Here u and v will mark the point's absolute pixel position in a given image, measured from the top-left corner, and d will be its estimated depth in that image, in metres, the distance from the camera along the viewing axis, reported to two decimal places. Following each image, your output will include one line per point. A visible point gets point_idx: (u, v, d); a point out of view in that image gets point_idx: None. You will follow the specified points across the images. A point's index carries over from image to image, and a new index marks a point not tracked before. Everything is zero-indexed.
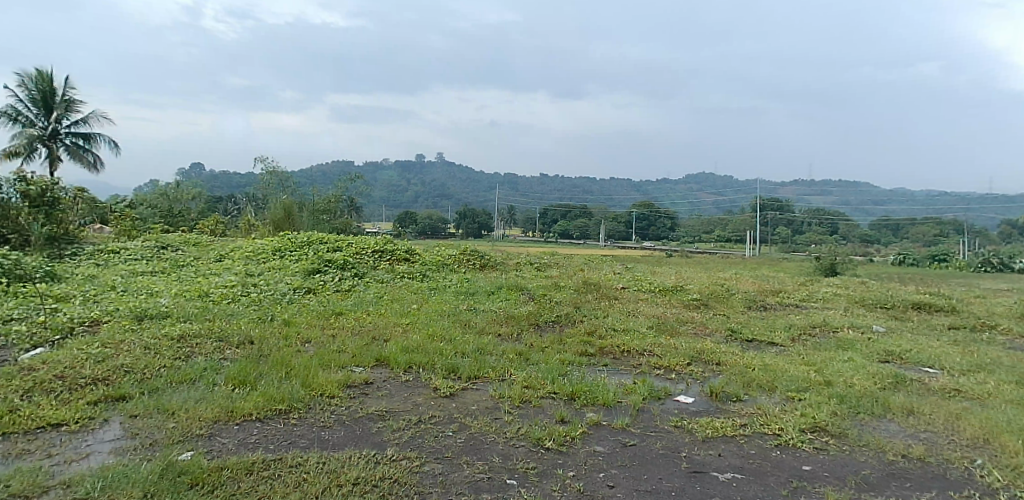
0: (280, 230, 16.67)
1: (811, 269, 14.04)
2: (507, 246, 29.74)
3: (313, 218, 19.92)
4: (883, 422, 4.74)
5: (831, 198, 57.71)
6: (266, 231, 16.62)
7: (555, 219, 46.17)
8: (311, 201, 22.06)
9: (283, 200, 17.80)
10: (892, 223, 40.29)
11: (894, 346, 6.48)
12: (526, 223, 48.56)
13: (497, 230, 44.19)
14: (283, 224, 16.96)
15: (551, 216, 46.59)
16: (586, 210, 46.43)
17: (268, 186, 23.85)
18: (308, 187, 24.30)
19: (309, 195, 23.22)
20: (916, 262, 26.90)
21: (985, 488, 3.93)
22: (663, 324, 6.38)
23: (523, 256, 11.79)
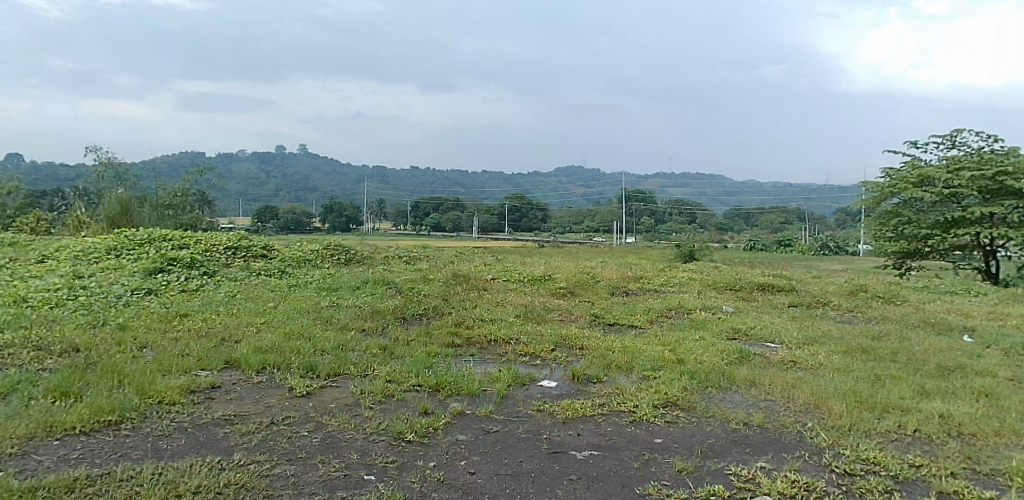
0: (116, 227, 15.35)
1: (670, 255, 14.90)
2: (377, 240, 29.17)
3: (155, 214, 18.52)
4: (728, 393, 5.14)
5: (692, 190, 61.65)
6: (100, 228, 15.21)
7: (427, 212, 45.97)
8: (154, 195, 20.50)
9: (120, 194, 16.38)
10: (744, 211, 43.79)
11: (740, 323, 7.03)
12: (397, 216, 47.83)
13: (366, 224, 43.30)
14: (120, 220, 15.64)
15: (420, 208, 46.23)
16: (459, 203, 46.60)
17: (101, 179, 21.84)
18: (152, 181, 22.53)
19: (153, 190, 21.55)
20: (764, 247, 29.38)
21: (813, 448, 4.42)
22: (530, 312, 6.52)
23: (391, 250, 11.59)
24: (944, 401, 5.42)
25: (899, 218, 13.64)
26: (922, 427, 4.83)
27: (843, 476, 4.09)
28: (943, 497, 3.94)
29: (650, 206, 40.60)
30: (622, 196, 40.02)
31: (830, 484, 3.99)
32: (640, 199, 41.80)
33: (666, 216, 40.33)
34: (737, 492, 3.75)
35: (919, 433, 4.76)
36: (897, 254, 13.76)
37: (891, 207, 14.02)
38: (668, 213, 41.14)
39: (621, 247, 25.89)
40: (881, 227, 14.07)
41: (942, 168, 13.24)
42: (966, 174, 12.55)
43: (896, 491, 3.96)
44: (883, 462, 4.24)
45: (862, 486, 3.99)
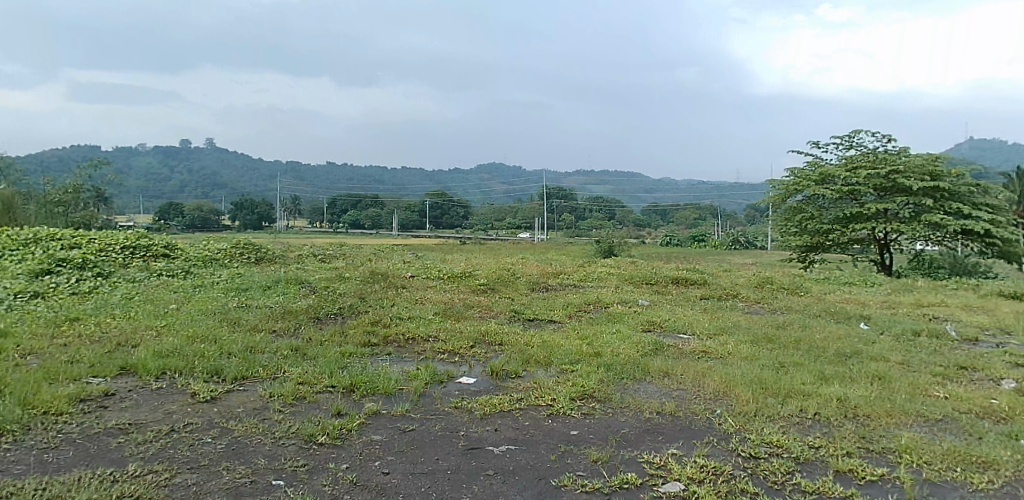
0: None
1: (590, 251, 15.21)
2: (294, 238, 28.33)
3: (43, 212, 17.31)
4: (642, 384, 5.28)
5: (611, 188, 63.11)
6: None
7: (345, 209, 45.03)
8: (42, 193, 19.16)
9: (3, 191, 15.21)
10: (660, 209, 45.29)
11: (655, 316, 7.24)
12: (314, 214, 46.57)
13: (280, 222, 41.97)
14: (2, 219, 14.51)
15: (338, 206, 45.13)
16: (379, 200, 45.90)
17: None
18: (40, 178, 21.06)
19: (41, 187, 20.13)
20: (679, 242, 30.46)
21: (721, 433, 4.60)
22: (450, 309, 6.49)
23: (306, 248, 11.28)
24: (842, 385, 5.77)
25: (803, 213, 14.45)
26: (821, 410, 5.12)
27: (748, 459, 4.29)
28: (838, 476, 4.20)
29: (570, 203, 41.36)
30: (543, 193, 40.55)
31: (736, 467, 4.17)
32: (561, 196, 42.48)
33: (586, 213, 41.17)
34: (650, 479, 3.87)
35: (819, 416, 5.04)
36: (801, 248, 14.57)
37: (795, 204, 14.84)
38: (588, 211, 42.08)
39: (541, 244, 26.20)
40: (787, 223, 14.86)
41: (841, 167, 14.13)
42: (862, 173, 13.44)
43: (796, 471, 4.18)
44: (785, 445, 4.48)
45: (765, 468, 4.19)
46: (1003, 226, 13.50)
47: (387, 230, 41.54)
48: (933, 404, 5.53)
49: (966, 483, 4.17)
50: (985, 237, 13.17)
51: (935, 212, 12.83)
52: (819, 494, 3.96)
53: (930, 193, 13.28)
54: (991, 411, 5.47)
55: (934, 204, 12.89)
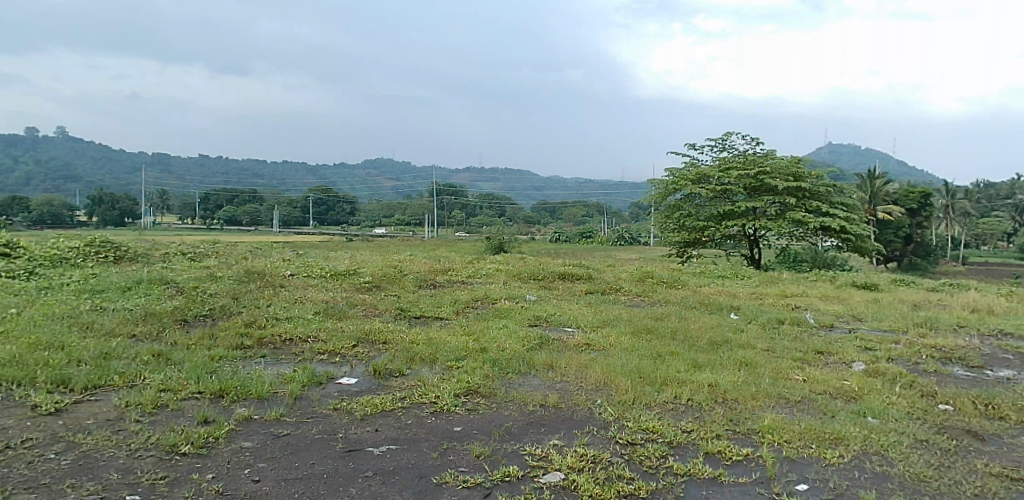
0: None
1: (480, 248, 15.26)
2: (164, 236, 26.47)
3: None
4: (527, 378, 5.36)
5: (503, 185, 63.67)
6: None
7: (220, 204, 42.61)
8: None
9: None
10: (549, 207, 46.40)
11: (542, 311, 7.37)
12: (187, 210, 43.74)
13: (146, 218, 39.05)
14: None
15: (214, 201, 42.62)
16: (259, 196, 43.84)
17: None
18: None
19: None
20: (568, 239, 31.25)
21: (600, 422, 4.76)
22: (332, 308, 6.28)
23: (174, 246, 10.55)
24: (714, 371, 6.14)
25: (682, 211, 15.25)
26: (694, 396, 5.42)
27: (625, 446, 4.45)
28: (708, 457, 4.45)
29: (461, 200, 41.46)
30: (433, 190, 40.34)
31: (614, 454, 4.32)
32: (451, 193, 42.45)
33: (476, 210, 41.43)
34: (530, 471, 3.93)
35: (691, 402, 5.33)
36: (680, 244, 15.38)
37: (675, 202, 15.62)
38: (478, 207, 42.34)
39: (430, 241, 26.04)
40: (667, 220, 15.62)
41: (716, 168, 15.03)
42: (734, 173, 14.37)
43: (670, 455, 4.39)
44: (660, 431, 4.69)
45: (641, 453, 4.37)
46: (856, 222, 14.90)
47: (268, 227, 39.73)
48: (793, 386, 6.00)
49: (819, 458, 4.55)
50: (840, 232, 14.47)
51: (797, 210, 13.93)
52: (690, 475, 4.17)
53: (793, 193, 14.40)
54: (842, 391, 6.01)
55: (796, 202, 13.99)
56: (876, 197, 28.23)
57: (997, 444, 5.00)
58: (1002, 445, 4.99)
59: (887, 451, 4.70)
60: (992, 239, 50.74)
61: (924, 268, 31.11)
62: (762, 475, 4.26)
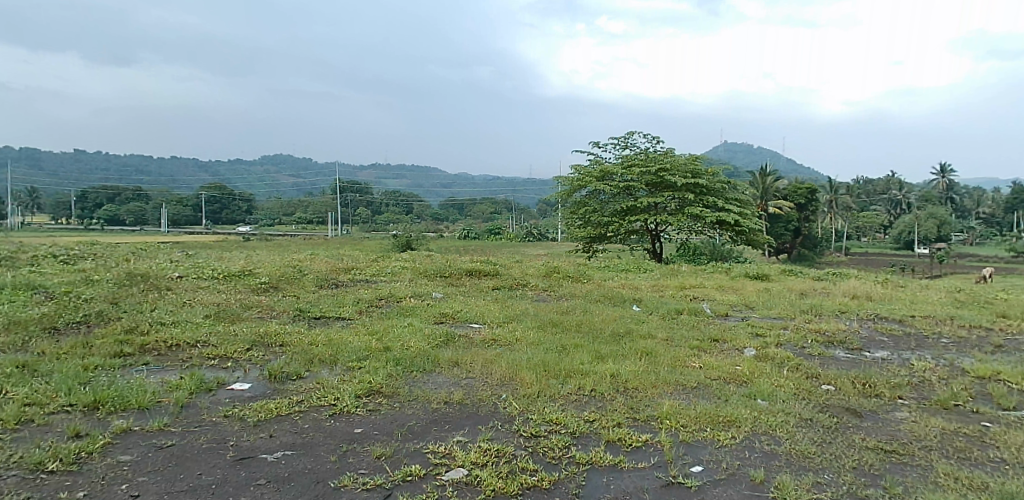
0: None
1: (386, 246, 15.02)
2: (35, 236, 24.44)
3: None
4: (431, 376, 5.30)
5: (411, 182, 62.90)
6: None
7: (100, 202, 39.74)
8: None
9: None
10: (457, 204, 46.41)
11: (448, 308, 7.33)
12: (63, 209, 40.50)
13: (14, 219, 35.84)
14: None
15: (94, 199, 39.69)
16: (147, 194, 41.24)
17: None
18: None
19: None
20: (477, 236, 31.30)
21: (505, 416, 4.78)
22: (224, 311, 5.98)
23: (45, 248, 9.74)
24: (616, 362, 6.31)
25: (587, 207, 15.59)
26: (597, 387, 5.54)
27: (529, 439, 4.50)
28: (609, 445, 4.56)
29: (366, 197, 40.70)
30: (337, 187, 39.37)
31: (518, 447, 4.35)
32: (356, 191, 41.55)
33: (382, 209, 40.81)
34: (434, 469, 3.89)
35: (594, 392, 5.45)
36: (586, 239, 15.72)
37: (580, 198, 15.95)
38: (384, 205, 41.69)
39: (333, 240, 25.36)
40: (573, 216, 15.92)
41: (619, 165, 15.44)
42: (636, 170, 14.83)
43: (573, 445, 4.47)
44: (563, 422, 4.77)
45: (545, 445, 4.42)
46: (748, 217, 15.78)
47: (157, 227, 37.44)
48: (690, 373, 6.26)
49: (713, 440, 4.77)
50: (735, 227, 15.26)
51: (695, 206, 14.58)
52: (592, 464, 4.27)
53: (691, 189, 15.05)
54: (735, 375, 6.33)
55: (694, 198, 14.64)
56: (767, 193, 29.75)
57: (872, 419, 5.42)
58: (877, 420, 5.41)
59: (774, 431, 4.99)
60: (869, 230, 55.05)
61: (809, 258, 33.75)
62: (660, 460, 4.42)
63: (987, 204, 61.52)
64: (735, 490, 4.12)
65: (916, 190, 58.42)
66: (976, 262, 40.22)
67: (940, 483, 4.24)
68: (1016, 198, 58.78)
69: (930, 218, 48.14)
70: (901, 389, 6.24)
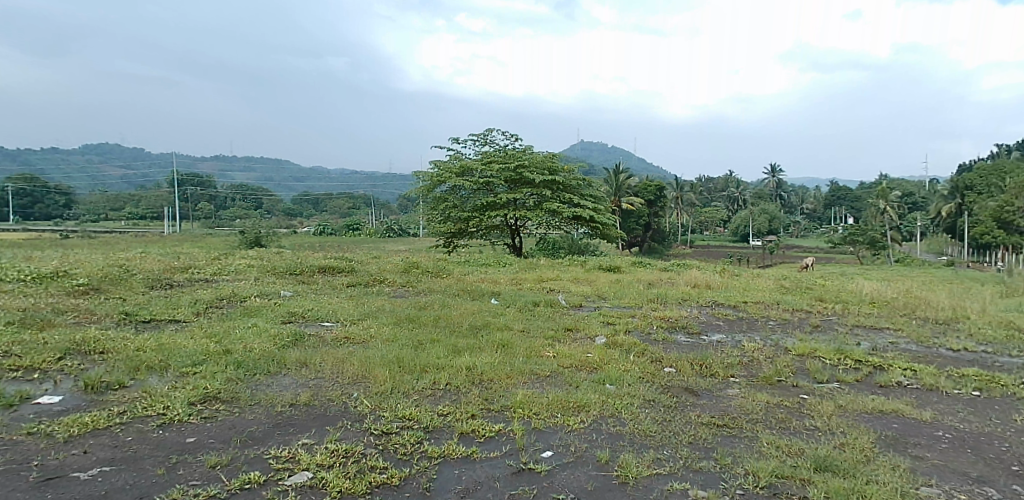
0: None
1: (232, 242, 14.18)
2: None
3: None
4: (277, 378, 5.05)
5: (264, 176, 59.69)
6: None
7: None
8: None
9: None
10: (312, 199, 44.76)
11: (297, 307, 7.02)
12: None
13: None
14: None
15: None
16: None
17: None
18: None
19: None
20: (334, 231, 30.36)
21: (355, 415, 4.66)
22: (32, 317, 5.36)
23: None
24: (472, 355, 6.36)
25: (447, 203, 15.58)
26: (452, 380, 5.54)
27: (380, 437, 4.41)
28: (462, 437, 4.59)
29: (209, 191, 38.09)
30: (176, 180, 36.49)
31: (368, 446, 4.25)
32: (197, 184, 38.75)
33: (226, 204, 38.47)
34: (275, 474, 3.72)
35: (449, 386, 5.45)
36: (447, 234, 15.72)
37: (440, 194, 15.89)
38: (230, 199, 39.27)
39: None
40: (433, 212, 15.84)
41: (478, 161, 15.55)
42: (495, 167, 15.02)
43: (425, 440, 4.44)
44: (416, 417, 4.73)
45: (396, 442, 4.36)
46: (602, 212, 16.56)
47: None
48: (544, 362, 6.45)
49: (564, 425, 4.94)
50: (590, 222, 15.96)
51: (552, 202, 15.07)
52: (444, 457, 4.26)
53: (549, 185, 15.54)
54: (586, 362, 6.61)
55: (551, 194, 15.13)
56: (620, 190, 31.37)
57: (707, 397, 5.89)
58: (711, 397, 5.88)
59: (620, 413, 5.26)
60: (711, 225, 59.86)
61: (659, 251, 36.22)
62: (512, 448, 4.50)
63: (809, 200, 68.96)
64: (582, 471, 4.29)
65: (751, 188, 64.29)
66: (799, 252, 45.03)
67: (763, 451, 4.68)
68: (831, 196, 66.48)
69: (762, 214, 53.20)
70: (733, 368, 6.82)
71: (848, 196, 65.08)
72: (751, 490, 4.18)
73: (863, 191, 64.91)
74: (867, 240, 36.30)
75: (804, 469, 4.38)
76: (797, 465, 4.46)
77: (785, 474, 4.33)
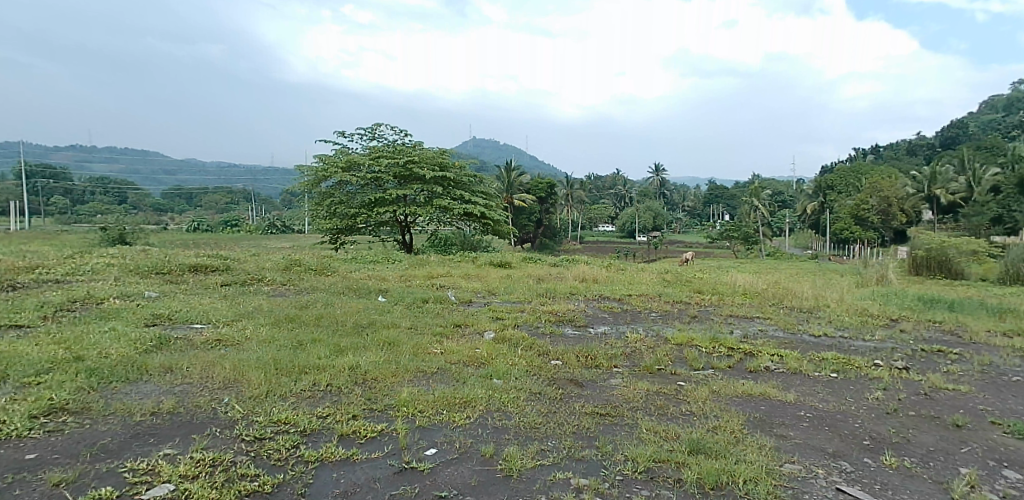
0: None
1: (91, 240, 13.09)
2: None
3: None
4: (136, 385, 4.70)
5: (131, 169, 55.39)
6: None
7: None
8: None
9: None
10: (184, 193, 42.13)
11: (164, 308, 6.55)
12: None
13: None
14: None
15: None
16: None
17: None
18: None
19: None
20: (210, 228, 28.71)
21: (224, 422, 4.40)
22: None
23: None
24: (356, 354, 6.19)
25: (333, 198, 15.12)
26: (333, 381, 5.37)
27: (252, 443, 4.19)
28: (342, 439, 4.45)
29: (65, 184, 34.87)
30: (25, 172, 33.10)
31: (239, 454, 4.03)
32: (50, 176, 35.36)
33: (85, 198, 35.37)
34: (130, 489, 3.49)
35: (330, 387, 5.28)
36: (334, 231, 15.25)
37: (326, 189, 15.39)
38: (90, 192, 36.15)
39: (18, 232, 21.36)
40: (318, 207, 15.32)
41: (366, 156, 15.19)
42: (384, 162, 14.74)
43: (302, 443, 4.27)
44: (293, 420, 4.53)
45: (270, 447, 4.16)
46: (493, 209, 16.69)
47: None
48: (431, 359, 6.40)
49: (449, 422, 4.91)
50: (481, 218, 16.05)
51: (443, 198, 15.01)
52: (322, 460, 4.11)
53: (439, 181, 15.45)
54: (474, 358, 6.62)
55: (442, 191, 15.06)
56: (512, 187, 31.71)
57: (591, 387, 6.06)
58: (595, 388, 6.05)
59: (506, 406, 5.31)
60: (599, 222, 61.88)
61: (550, 247, 37.37)
62: (394, 447, 4.42)
63: (689, 197, 72.89)
64: (466, 467, 4.29)
65: (637, 186, 67.11)
66: (681, 247, 47.52)
67: (642, 438, 4.88)
68: (709, 195, 70.56)
69: (647, 211, 55.60)
70: (617, 359, 7.07)
71: (725, 194, 69.48)
72: (630, 475, 4.34)
73: (737, 190, 69.53)
74: (742, 236, 38.88)
75: (679, 452, 4.61)
76: (673, 449, 4.68)
77: (662, 458, 4.53)
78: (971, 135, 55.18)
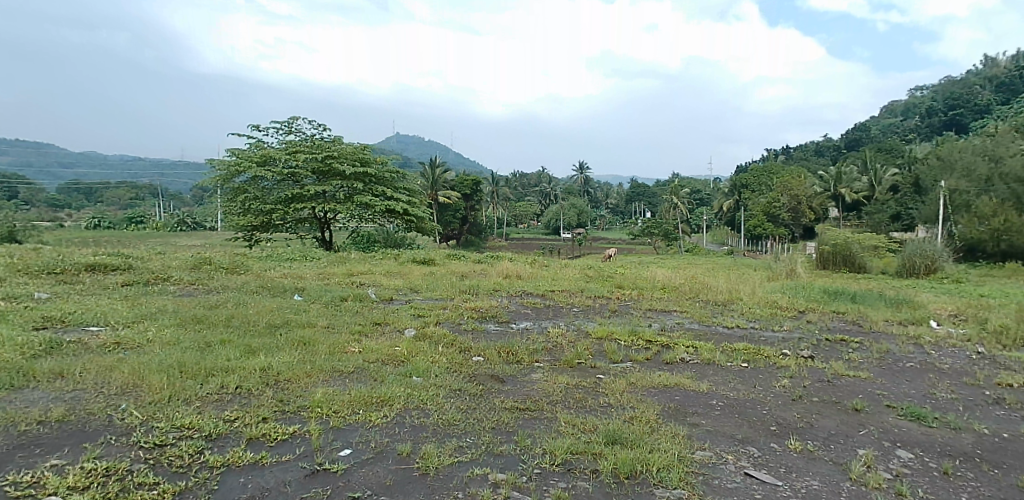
0: None
1: None
2: None
3: None
4: (22, 393, 4.46)
5: (24, 162, 51.53)
6: None
7: None
8: None
9: None
10: (84, 188, 39.62)
11: (56, 310, 6.14)
12: None
13: None
14: None
15: None
16: None
17: None
18: None
19: None
20: (113, 225, 27.12)
21: (121, 428, 4.18)
22: None
23: None
24: (268, 355, 5.99)
25: (247, 194, 14.60)
26: (242, 383, 5.19)
27: (152, 450, 4.00)
28: (251, 443, 4.30)
29: None
30: None
31: (136, 462, 3.84)
32: None
33: None
34: None
35: (239, 389, 5.09)
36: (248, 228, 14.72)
37: (240, 184, 14.83)
38: None
39: None
40: (231, 203, 14.74)
41: (282, 150, 14.72)
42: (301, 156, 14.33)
43: (207, 449, 4.10)
44: (198, 425, 4.35)
45: (172, 454, 3.98)
46: (416, 205, 16.50)
47: None
48: (348, 359, 6.27)
49: (365, 422, 4.84)
50: (404, 215, 15.84)
51: (364, 195, 14.75)
52: (228, 465, 3.97)
53: (360, 177, 15.15)
54: (393, 356, 6.53)
55: (362, 187, 14.78)
56: (436, 184, 31.42)
57: (512, 383, 6.10)
58: (515, 383, 6.10)
59: (425, 404, 5.27)
60: (524, 218, 62.40)
61: (475, 244, 37.39)
62: (307, 449, 4.31)
63: (612, 195, 74.51)
64: (382, 466, 4.24)
65: (561, 184, 68.03)
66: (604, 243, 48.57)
67: (560, 431, 4.96)
68: (632, 192, 72.37)
69: (571, 208, 56.46)
70: (538, 354, 7.15)
71: (647, 193, 71.40)
72: (548, 468, 4.41)
73: (658, 188, 71.60)
74: (661, 232, 40.09)
75: (595, 444, 4.71)
76: (590, 440, 4.79)
77: (579, 450, 4.62)
78: (872, 138, 58.85)
